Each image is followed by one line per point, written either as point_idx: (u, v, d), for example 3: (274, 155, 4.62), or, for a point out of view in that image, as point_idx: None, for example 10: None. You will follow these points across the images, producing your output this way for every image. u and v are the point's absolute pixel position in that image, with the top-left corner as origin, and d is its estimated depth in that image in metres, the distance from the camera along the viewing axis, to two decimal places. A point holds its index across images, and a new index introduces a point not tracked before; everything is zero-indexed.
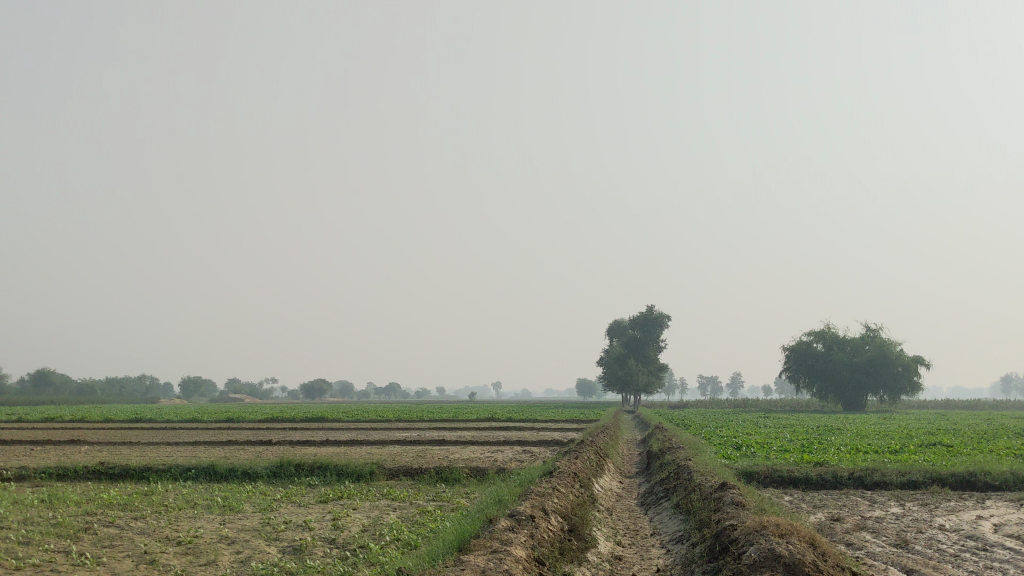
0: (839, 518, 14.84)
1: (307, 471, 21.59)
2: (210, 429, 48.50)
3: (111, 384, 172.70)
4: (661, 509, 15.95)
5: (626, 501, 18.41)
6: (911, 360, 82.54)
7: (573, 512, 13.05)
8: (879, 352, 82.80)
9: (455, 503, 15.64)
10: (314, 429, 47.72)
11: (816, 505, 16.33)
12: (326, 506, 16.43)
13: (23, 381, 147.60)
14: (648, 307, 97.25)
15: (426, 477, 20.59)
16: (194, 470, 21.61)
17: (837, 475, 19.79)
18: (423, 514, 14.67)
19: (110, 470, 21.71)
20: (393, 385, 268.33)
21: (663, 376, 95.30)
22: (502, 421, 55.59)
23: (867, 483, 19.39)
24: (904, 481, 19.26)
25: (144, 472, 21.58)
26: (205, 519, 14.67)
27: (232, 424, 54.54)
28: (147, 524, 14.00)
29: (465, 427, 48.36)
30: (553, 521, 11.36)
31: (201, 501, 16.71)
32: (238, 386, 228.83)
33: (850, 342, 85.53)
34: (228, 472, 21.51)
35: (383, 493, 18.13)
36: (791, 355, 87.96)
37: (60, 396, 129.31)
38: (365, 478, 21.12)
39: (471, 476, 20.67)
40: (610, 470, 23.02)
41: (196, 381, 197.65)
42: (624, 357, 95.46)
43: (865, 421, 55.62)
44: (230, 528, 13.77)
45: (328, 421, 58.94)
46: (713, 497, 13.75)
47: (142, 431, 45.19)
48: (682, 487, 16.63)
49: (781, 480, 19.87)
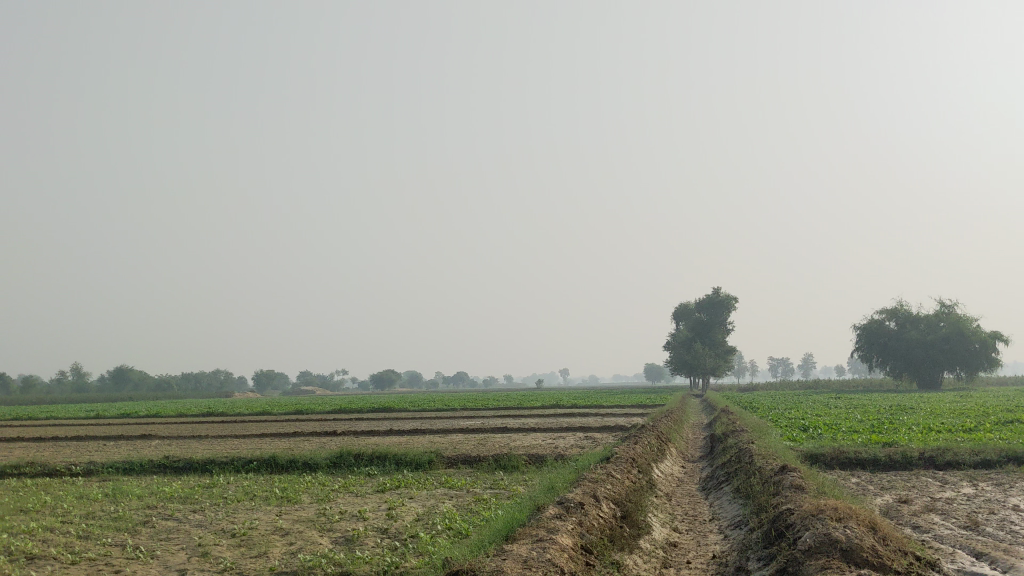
0: (907, 500, 14.31)
1: (366, 461, 21.67)
2: (277, 421, 49.26)
3: (188, 379, 177.12)
4: (721, 494, 15.56)
5: (687, 486, 18.04)
6: (988, 336, 80.13)
7: (628, 498, 12.77)
8: (954, 328, 80.54)
9: (510, 492, 15.42)
10: (380, 419, 48.24)
11: (884, 486, 15.81)
12: (382, 495, 16.45)
13: (104, 379, 152.23)
14: (714, 289, 96.02)
15: (484, 465, 20.49)
16: (255, 462, 21.81)
17: (907, 455, 19.15)
18: (478, 502, 14.54)
19: (174, 464, 22.03)
20: (461, 374, 269.68)
21: (731, 359, 94.09)
22: (567, 407, 55.49)
23: (939, 464, 18.73)
24: (977, 461, 18.57)
25: (206, 464, 21.86)
26: (262, 511, 14.74)
27: (299, 416, 55.35)
28: (205, 517, 14.14)
29: (529, 414, 48.34)
30: (605, 508, 11.09)
31: (259, 493, 16.83)
32: (310, 379, 233.55)
33: (923, 319, 83.60)
34: (288, 464, 21.65)
35: (441, 482, 18.06)
36: (863, 335, 86.31)
37: (138, 393, 132.52)
38: (423, 466, 21.11)
39: (530, 463, 20.52)
40: (672, 455, 22.68)
41: (269, 375, 201.26)
42: (691, 340, 94.43)
43: (939, 400, 54.21)
44: (285, 520, 13.78)
45: (394, 410, 59.54)
46: (774, 480, 13.34)
47: (211, 425, 46.02)
48: (743, 471, 16.20)
49: (848, 461, 19.31)
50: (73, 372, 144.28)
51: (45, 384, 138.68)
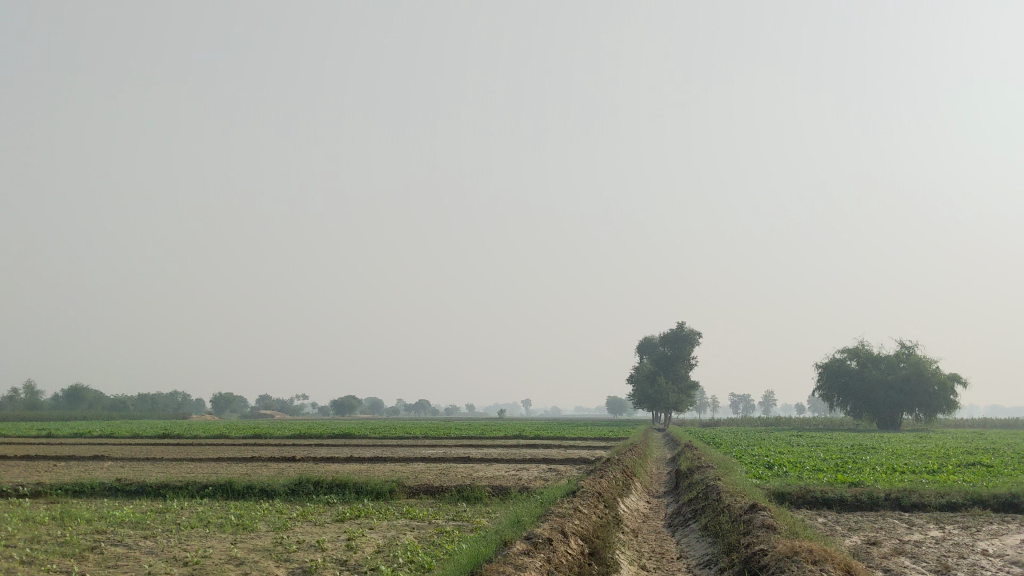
0: (876, 542, 14.13)
1: (325, 489, 21.16)
2: (234, 445, 48.44)
3: (144, 400, 174.41)
4: (688, 531, 15.32)
5: (653, 522, 17.79)
6: (947, 378, 80.97)
7: (595, 534, 12.46)
8: (914, 370, 81.30)
9: (474, 525, 15.04)
10: (340, 445, 47.54)
11: (852, 527, 15.66)
12: (342, 525, 16.01)
13: (58, 397, 149.45)
14: (679, 324, 96.26)
15: (447, 496, 20.08)
16: (211, 487, 21.24)
17: (873, 496, 19.02)
18: (440, 535, 14.18)
19: (127, 487, 21.39)
20: (423, 402, 267.75)
21: (694, 394, 94.19)
22: (531, 438, 55.07)
23: (905, 505, 18.60)
24: (943, 503, 18.45)
25: (160, 489, 21.25)
26: (217, 539, 14.26)
27: (258, 441, 54.46)
28: (156, 544, 13.62)
29: (491, 444, 47.91)
30: (573, 544, 10.79)
31: (214, 520, 16.30)
32: (270, 402, 231.11)
33: (884, 359, 84.37)
34: (245, 490, 21.09)
35: (402, 512, 17.62)
36: (824, 373, 86.82)
37: (92, 413, 130.09)
38: (384, 496, 20.65)
39: (493, 495, 20.16)
40: (637, 490, 22.41)
41: (228, 398, 198.83)
42: (655, 375, 94.41)
43: (899, 440, 54.51)
44: (239, 549, 13.30)
45: (355, 437, 58.78)
46: (743, 519, 13.12)
47: (166, 448, 45.04)
48: (711, 508, 15.99)
49: (814, 501, 19.15)
50: (26, 390, 141.40)
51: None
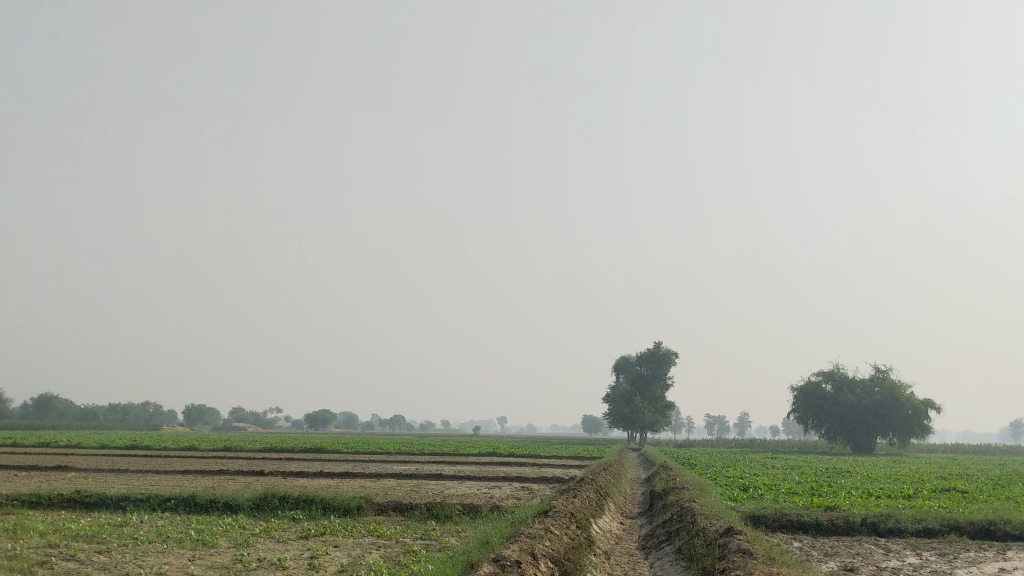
0: (853, 568, 13.83)
1: (291, 505, 20.63)
2: (204, 457, 47.72)
3: (115, 411, 172.13)
4: (662, 554, 14.97)
5: (626, 543, 17.45)
6: (921, 403, 81.07)
7: (567, 557, 12.04)
8: (888, 394, 81.35)
9: (443, 544, 14.60)
10: (311, 460, 46.93)
11: (829, 552, 15.37)
12: (306, 542, 15.56)
13: (26, 406, 147.05)
14: (656, 343, 96.25)
15: (416, 514, 19.60)
16: (173, 501, 20.67)
17: (849, 520, 18.74)
18: (407, 554, 13.73)
19: (87, 499, 20.80)
20: (398, 417, 266.34)
21: (669, 414, 94.08)
22: (507, 455, 54.56)
23: (881, 530, 18.31)
24: (920, 529, 18.18)
25: (121, 501, 20.64)
26: (173, 555, 13.72)
27: (229, 453, 53.68)
28: (110, 559, 13.10)
29: (465, 461, 47.33)
30: (543, 567, 10.40)
31: (173, 534, 15.77)
32: (243, 415, 229.23)
33: (859, 384, 84.48)
34: (208, 504, 20.53)
35: (369, 530, 17.14)
36: (799, 396, 86.86)
37: (60, 421, 128.42)
38: (351, 513, 20.14)
39: (463, 513, 19.74)
40: (611, 511, 22.00)
41: (201, 411, 196.73)
42: (631, 394, 94.17)
43: (874, 464, 54.51)
44: (196, 566, 12.79)
45: (327, 451, 58.05)
46: (719, 543, 12.76)
47: (130, 459, 44.25)
48: (685, 530, 15.69)
49: (789, 525, 18.85)
50: None
51: None
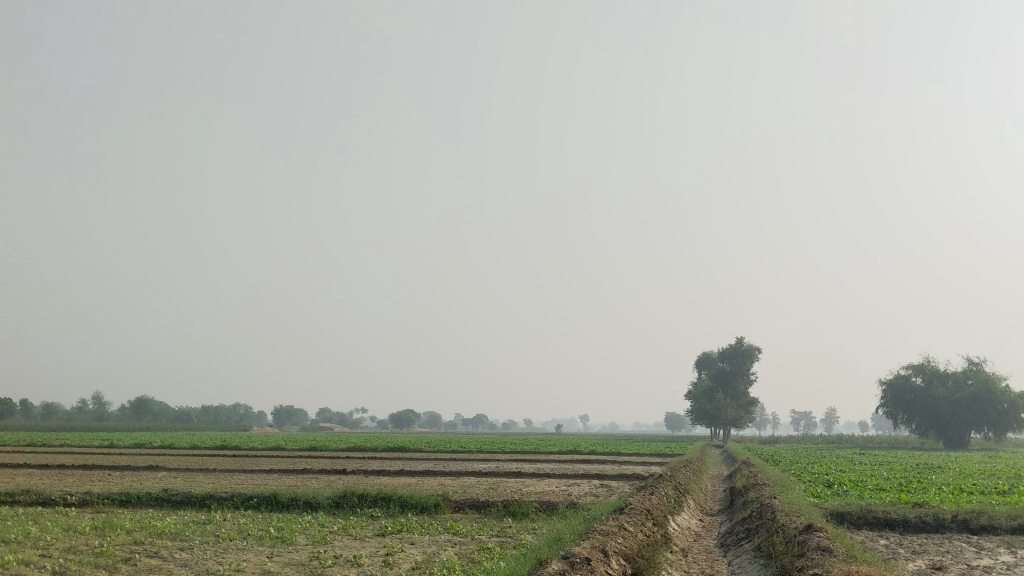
0: (942, 567, 13.31)
1: (370, 502, 20.86)
2: (289, 457, 48.67)
3: (207, 412, 177.03)
4: (740, 552, 14.67)
5: (704, 541, 17.17)
6: (1017, 396, 78.18)
7: (640, 554, 11.86)
8: (982, 387, 78.71)
9: (518, 542, 14.56)
10: (394, 459, 47.48)
11: (916, 550, 14.84)
12: (383, 539, 15.69)
13: (123, 409, 152.30)
14: (738, 338, 94.68)
15: (494, 511, 19.61)
16: (255, 499, 21.07)
17: (939, 518, 18.10)
18: (482, 552, 13.73)
19: (172, 497, 21.34)
20: (480, 416, 268.16)
21: (754, 410, 92.53)
22: (587, 453, 54.38)
23: (973, 527, 17.63)
24: (1015, 526, 17.47)
25: (205, 500, 21.13)
26: (253, 552, 13.96)
27: (314, 452, 54.66)
28: (192, 556, 13.42)
29: (546, 460, 47.29)
30: (614, 564, 10.26)
31: (254, 532, 16.06)
32: (330, 414, 233.69)
33: (951, 376, 81.92)
34: (289, 502, 20.89)
35: (446, 527, 17.19)
36: (889, 390, 84.70)
37: (157, 423, 132.54)
38: (429, 510, 20.25)
39: (540, 511, 19.68)
40: (690, 507, 21.71)
41: (289, 412, 201.09)
42: (713, 391, 92.85)
43: (967, 459, 52.85)
44: (274, 563, 12.99)
45: (410, 450, 58.69)
46: (799, 540, 12.44)
47: (219, 458, 45.42)
48: (765, 527, 15.34)
49: (875, 522, 18.29)
50: (93, 401, 144.41)
51: (65, 411, 139.05)
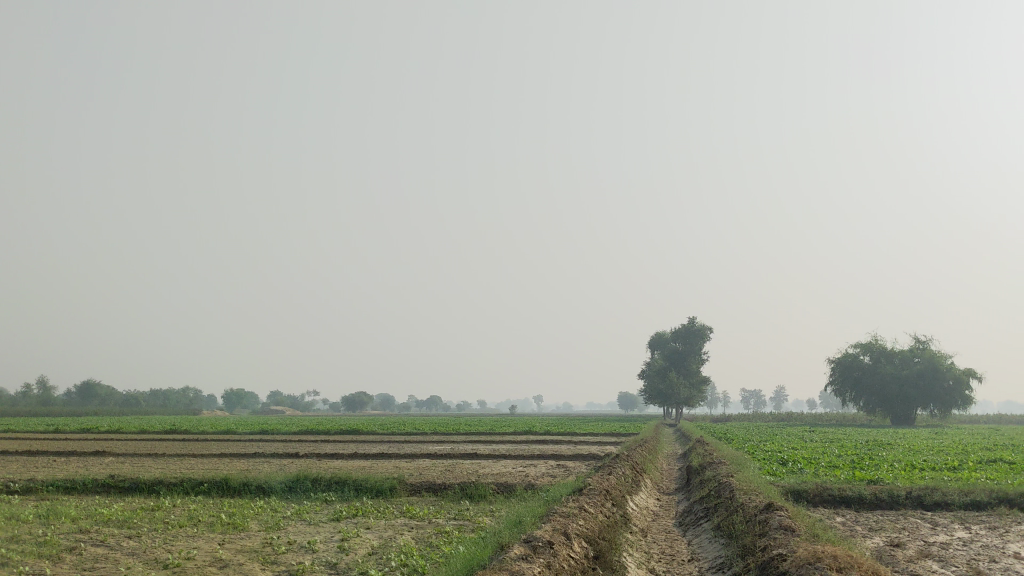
0: (900, 543, 13.30)
1: (324, 486, 20.52)
2: (240, 441, 47.94)
3: (156, 395, 174.60)
4: (700, 532, 14.58)
5: (663, 521, 17.07)
6: (962, 373, 79.75)
7: (601, 536, 11.64)
8: (928, 364, 80.19)
9: (476, 524, 14.35)
10: (347, 441, 47.08)
11: (873, 527, 14.87)
12: (337, 524, 15.34)
13: (69, 392, 149.54)
14: (690, 318, 95.36)
15: (450, 493, 19.37)
16: (207, 484, 20.61)
17: (893, 494, 18.20)
18: (440, 535, 13.47)
19: (120, 483, 20.78)
20: (434, 398, 268.05)
21: (706, 389, 93.28)
22: (540, 434, 54.37)
23: (926, 504, 17.78)
24: (968, 502, 17.62)
25: (154, 485, 20.61)
26: (204, 539, 13.55)
27: (265, 436, 53.87)
28: (140, 544, 12.97)
29: (501, 440, 47.20)
30: (576, 548, 10.03)
31: (205, 518, 15.62)
32: (280, 396, 231.86)
33: (898, 355, 83.29)
34: (241, 487, 20.46)
35: (402, 510, 16.91)
36: (837, 368, 85.89)
37: (104, 407, 130.29)
38: (384, 493, 19.96)
39: (497, 493, 19.48)
40: (647, 487, 21.68)
41: (239, 394, 199.01)
42: (666, 370, 93.44)
43: (913, 435, 53.77)
44: (226, 550, 12.59)
45: (363, 433, 58.22)
46: (760, 519, 12.32)
47: (167, 443, 44.62)
48: (724, 506, 15.25)
49: (831, 499, 18.38)
50: (38, 386, 141.64)
51: (10, 396, 136.12)
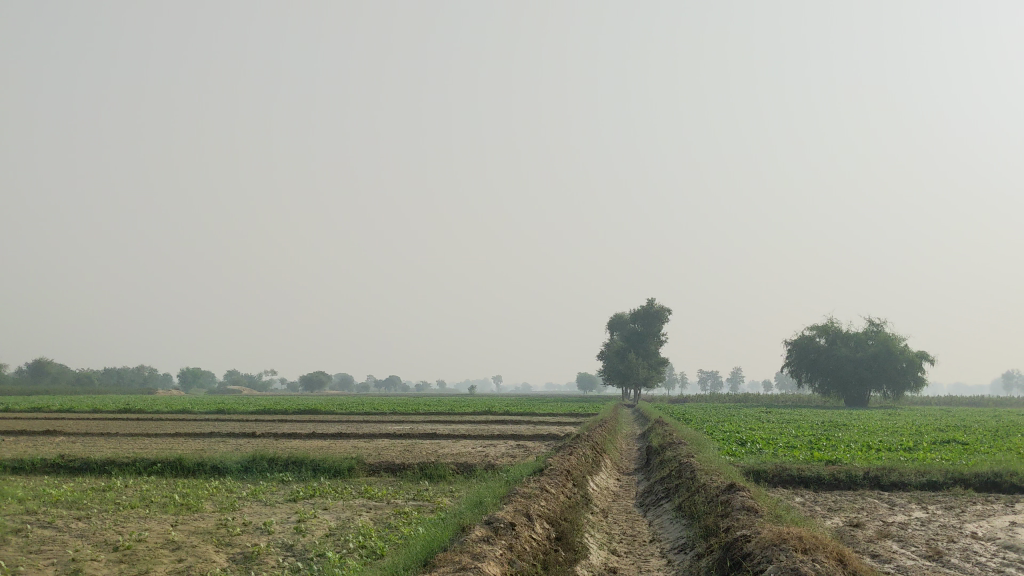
0: (859, 523, 13.34)
1: (281, 467, 20.20)
2: (196, 420, 47.14)
3: (110, 374, 172.06)
4: (661, 512, 14.52)
5: (623, 501, 17.01)
6: (915, 355, 80.97)
7: (563, 517, 11.50)
8: (882, 347, 81.33)
9: (436, 505, 14.16)
10: (304, 421, 46.54)
11: (832, 508, 14.90)
12: (294, 505, 15.06)
13: (21, 370, 146.73)
14: (649, 300, 95.73)
15: (409, 474, 19.18)
16: (160, 464, 20.18)
17: (851, 475, 18.31)
18: (399, 516, 13.26)
19: (69, 463, 20.28)
20: (393, 378, 267.18)
21: (664, 370, 93.81)
22: (499, 414, 54.29)
23: (884, 484, 17.90)
24: (924, 482, 17.76)
25: (106, 466, 20.14)
26: (156, 521, 13.20)
27: (221, 416, 53.11)
28: (89, 525, 12.59)
29: (461, 420, 46.98)
30: (538, 529, 9.87)
31: (158, 499, 15.26)
32: (237, 376, 229.84)
33: (853, 337, 84.33)
34: (195, 467, 20.07)
35: (360, 491, 16.67)
36: (794, 349, 86.80)
37: (57, 386, 128.16)
38: (342, 474, 19.68)
39: (457, 473, 19.29)
40: (607, 467, 21.61)
41: (195, 373, 196.90)
42: (625, 351, 93.80)
43: (868, 416, 54.43)
44: (178, 532, 12.26)
45: (321, 412, 57.66)
46: (721, 500, 12.25)
47: (120, 422, 43.84)
48: (684, 487, 15.20)
49: (791, 479, 18.45)
50: None
51: None
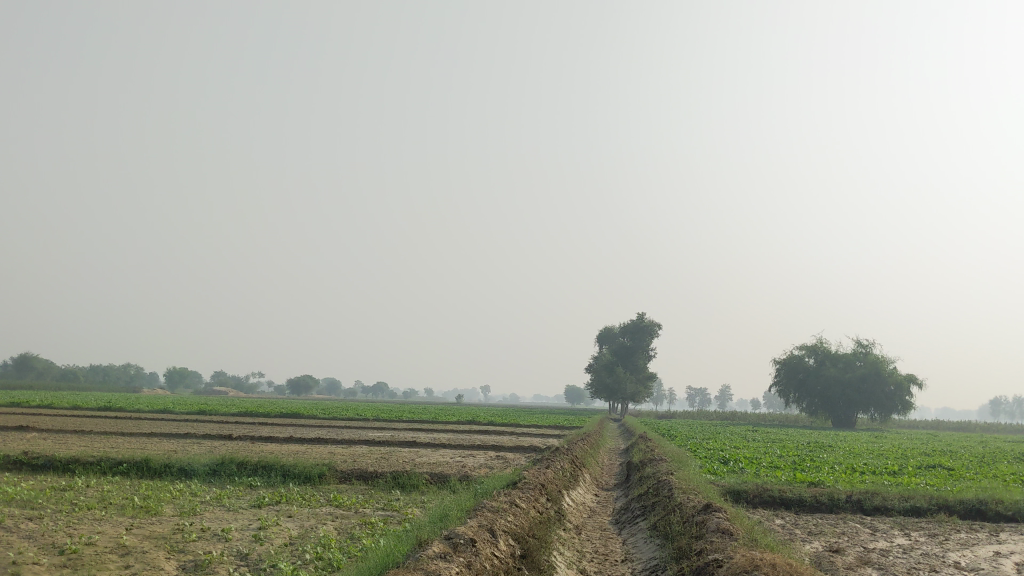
0: (839, 549, 12.92)
1: (250, 471, 19.70)
2: (175, 421, 46.49)
3: (96, 371, 170.77)
4: (636, 531, 14.08)
5: (599, 518, 16.54)
6: (903, 378, 80.83)
7: (531, 533, 11.03)
8: (871, 369, 81.22)
9: (403, 517, 13.67)
10: (286, 424, 46.03)
11: (812, 531, 14.51)
12: (257, 511, 14.58)
13: (7, 365, 145.42)
14: (639, 315, 95.29)
15: (381, 482, 18.68)
16: (125, 464, 19.64)
17: (834, 497, 17.89)
18: (363, 527, 12.78)
19: (33, 461, 19.75)
20: (381, 386, 266.23)
21: (652, 385, 93.32)
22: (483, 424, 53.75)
23: (866, 508, 17.50)
24: (908, 508, 17.36)
25: (70, 464, 19.61)
26: (111, 523, 12.68)
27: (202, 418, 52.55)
28: (39, 526, 12.08)
29: (444, 429, 46.48)
30: (502, 546, 9.42)
31: (117, 501, 14.74)
32: (223, 377, 228.68)
33: (841, 358, 84.16)
34: (162, 469, 19.53)
35: (328, 499, 16.13)
36: (782, 369, 86.59)
37: (42, 382, 126.84)
38: (312, 480, 19.19)
39: (430, 483, 18.82)
40: (586, 482, 21.14)
41: (182, 373, 195.69)
42: (613, 364, 93.37)
43: (856, 439, 54.07)
44: (131, 537, 11.74)
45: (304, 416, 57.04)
46: (696, 521, 11.81)
47: (97, 420, 43.23)
48: (661, 505, 14.77)
49: (772, 500, 18.03)
50: None
51: None
